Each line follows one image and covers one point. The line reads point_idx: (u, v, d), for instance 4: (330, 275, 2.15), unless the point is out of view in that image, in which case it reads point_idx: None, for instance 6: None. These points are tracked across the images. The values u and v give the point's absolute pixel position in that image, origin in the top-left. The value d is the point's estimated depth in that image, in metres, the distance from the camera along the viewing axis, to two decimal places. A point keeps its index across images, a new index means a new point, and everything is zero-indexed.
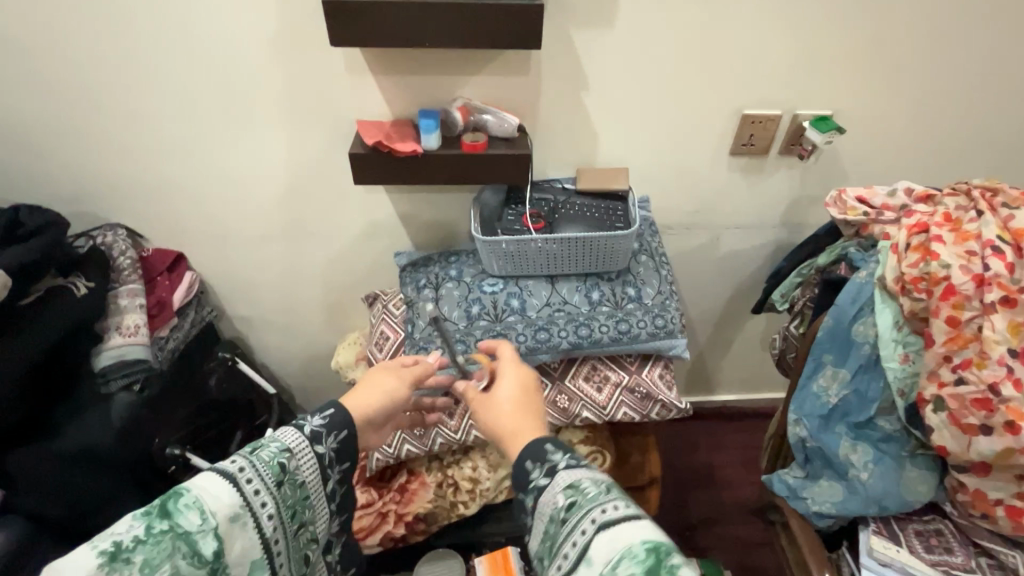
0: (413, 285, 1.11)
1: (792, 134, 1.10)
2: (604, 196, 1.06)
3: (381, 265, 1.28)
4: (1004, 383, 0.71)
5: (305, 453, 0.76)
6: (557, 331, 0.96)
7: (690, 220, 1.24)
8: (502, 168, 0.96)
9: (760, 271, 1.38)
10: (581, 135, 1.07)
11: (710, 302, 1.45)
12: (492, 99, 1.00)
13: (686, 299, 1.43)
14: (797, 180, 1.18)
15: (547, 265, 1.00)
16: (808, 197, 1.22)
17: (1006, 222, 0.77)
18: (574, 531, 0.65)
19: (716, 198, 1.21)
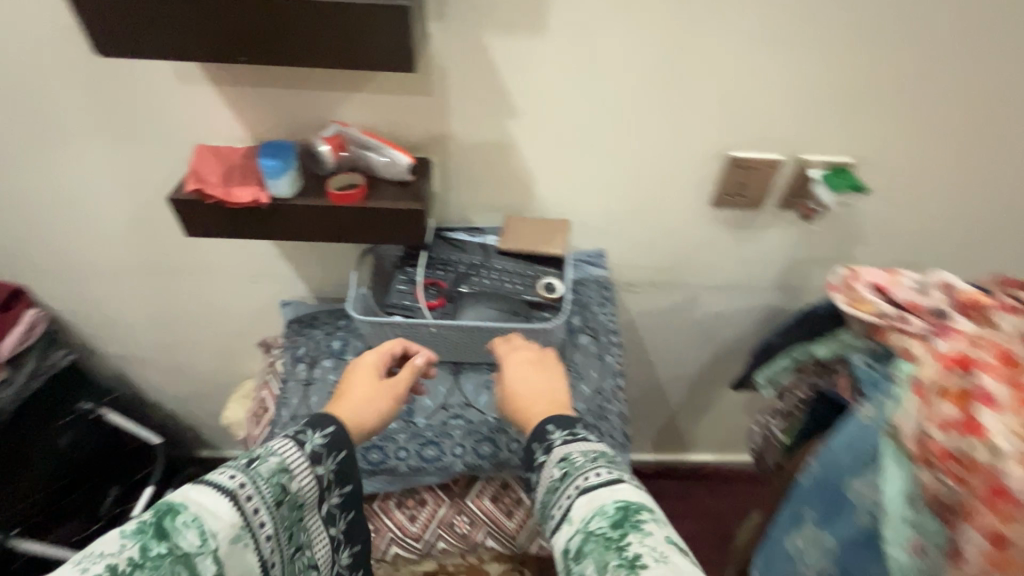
0: (287, 353, 0.86)
1: (793, 185, 0.82)
2: (534, 259, 0.80)
3: (273, 308, 1.03)
4: None
5: (307, 473, 0.55)
6: (449, 447, 0.73)
7: (658, 277, 0.97)
8: (384, 226, 0.70)
9: (747, 337, 1.11)
10: (509, 172, 0.80)
11: (685, 365, 1.19)
12: (382, 123, 0.73)
13: (655, 364, 1.18)
14: (798, 239, 0.91)
15: (448, 352, 0.76)
16: (812, 259, 0.94)
17: None
18: (560, 496, 0.54)
19: (693, 257, 0.94)
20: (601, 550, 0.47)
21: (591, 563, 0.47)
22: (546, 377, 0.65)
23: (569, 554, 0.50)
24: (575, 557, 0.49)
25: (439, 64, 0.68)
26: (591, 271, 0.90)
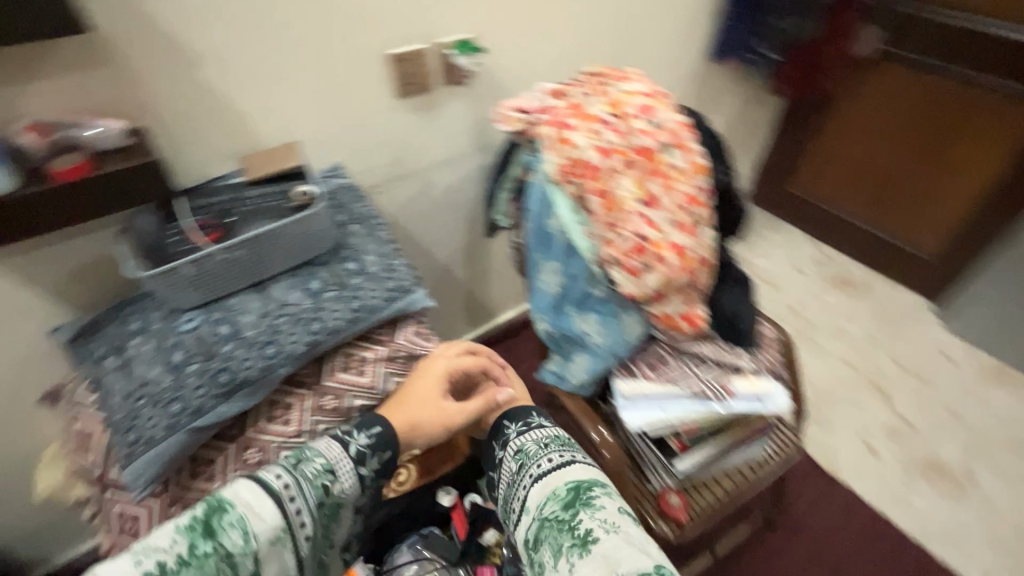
0: (86, 359, 0.88)
1: (443, 66, 1.13)
2: (281, 179, 0.95)
3: (40, 349, 0.98)
4: (644, 229, 0.90)
5: (347, 472, 0.80)
6: (284, 338, 0.86)
7: (393, 172, 1.22)
8: (124, 187, 0.77)
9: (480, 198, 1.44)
10: (224, 118, 0.93)
11: (452, 241, 1.48)
12: (75, 105, 0.79)
13: (433, 250, 1.45)
14: (469, 106, 1.24)
15: (245, 274, 0.88)
16: (486, 118, 1.29)
17: (605, 98, 0.97)
18: (521, 486, 0.84)
19: (408, 146, 1.20)
20: (555, 525, 0.76)
21: (549, 548, 0.75)
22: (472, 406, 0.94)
23: (532, 540, 0.78)
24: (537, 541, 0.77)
25: (108, 35, 0.77)
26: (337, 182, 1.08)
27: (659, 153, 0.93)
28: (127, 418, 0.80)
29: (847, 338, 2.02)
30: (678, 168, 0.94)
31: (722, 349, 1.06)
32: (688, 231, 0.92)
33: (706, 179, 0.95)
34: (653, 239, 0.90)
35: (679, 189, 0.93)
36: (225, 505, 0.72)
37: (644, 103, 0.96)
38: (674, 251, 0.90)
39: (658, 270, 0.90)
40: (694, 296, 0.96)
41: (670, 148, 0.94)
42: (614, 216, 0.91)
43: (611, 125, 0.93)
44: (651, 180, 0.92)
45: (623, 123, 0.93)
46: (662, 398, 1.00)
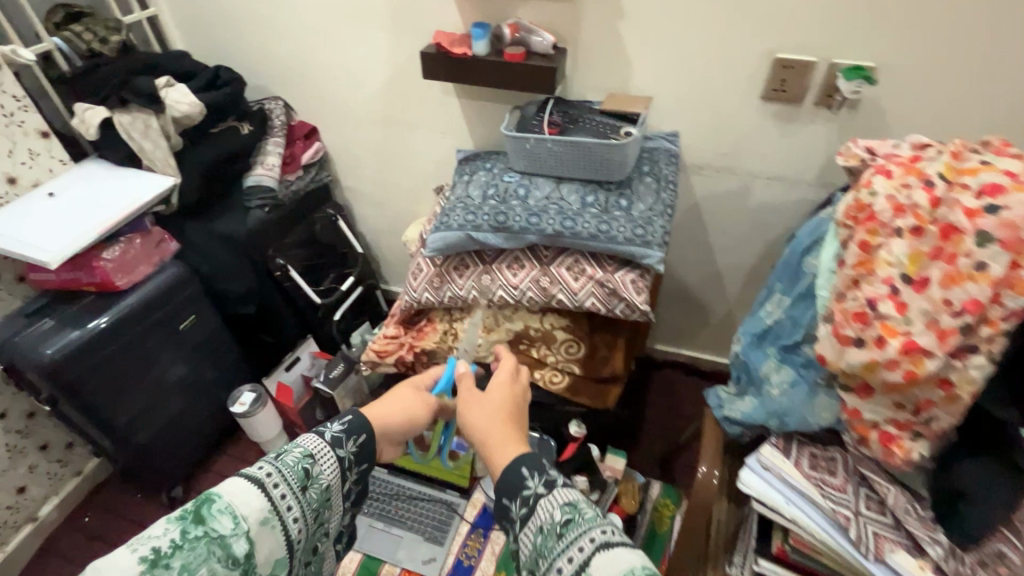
0: (458, 174, 1.30)
1: (825, 84, 1.06)
2: (619, 116, 1.14)
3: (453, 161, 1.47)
4: (882, 300, 0.70)
5: (326, 456, 0.74)
6: (545, 218, 1.11)
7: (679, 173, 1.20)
8: (531, 78, 1.11)
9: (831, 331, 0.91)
10: (616, 61, 1.16)
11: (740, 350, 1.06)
12: (542, 24, 1.14)
13: (715, 249, 1.43)
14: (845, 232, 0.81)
15: (554, 165, 1.14)
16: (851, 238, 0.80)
17: (949, 258, 0.67)
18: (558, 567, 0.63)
19: (749, 144, 1.20)
20: None
21: None
22: (495, 413, 0.84)
23: None
24: None
25: None
26: (765, 481, 0.85)
27: (975, 237, 0.66)
28: (446, 209, 1.20)
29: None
30: (984, 267, 0.65)
31: (918, 513, 0.76)
32: (942, 342, 0.66)
33: (1020, 304, 0.64)
34: (885, 320, 0.70)
35: (973, 289, 0.65)
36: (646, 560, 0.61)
37: (995, 180, 0.67)
38: (901, 346, 0.68)
39: (869, 352, 0.71)
40: (909, 422, 0.73)
41: (993, 245, 0.65)
42: (864, 277, 0.74)
43: (929, 185, 0.72)
44: (939, 257, 0.68)
45: (945, 188, 0.70)
46: (796, 494, 0.83)
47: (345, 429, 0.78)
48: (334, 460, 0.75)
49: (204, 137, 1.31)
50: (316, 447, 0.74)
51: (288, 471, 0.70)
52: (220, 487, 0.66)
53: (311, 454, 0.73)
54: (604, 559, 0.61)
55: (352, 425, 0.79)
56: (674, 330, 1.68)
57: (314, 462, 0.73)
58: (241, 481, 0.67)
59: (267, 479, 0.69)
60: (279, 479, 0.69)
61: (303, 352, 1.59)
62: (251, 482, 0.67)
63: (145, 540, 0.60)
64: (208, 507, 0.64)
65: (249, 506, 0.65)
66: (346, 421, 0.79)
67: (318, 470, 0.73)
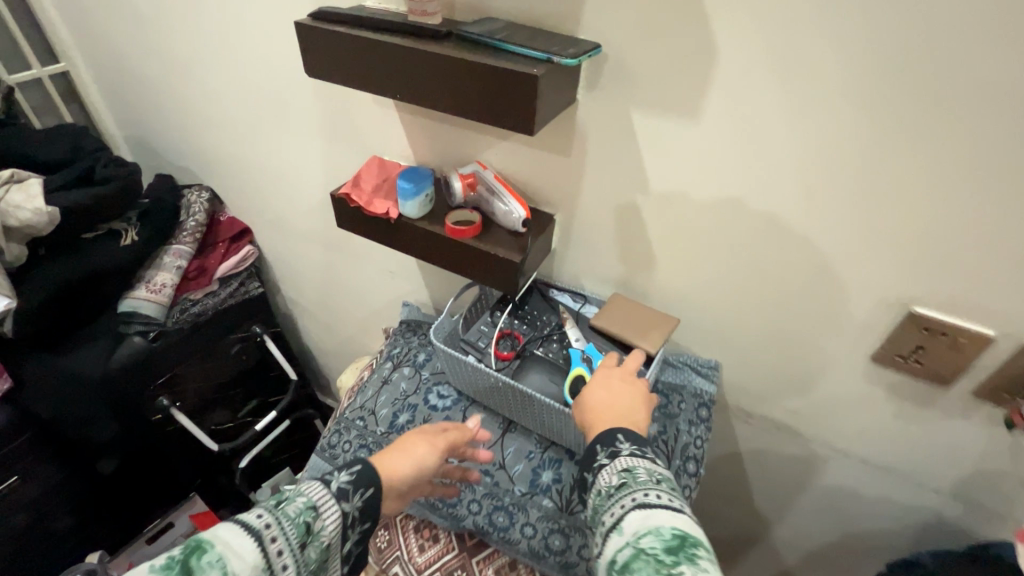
0: (384, 350, 0.89)
1: (1001, 376, 0.57)
2: (620, 346, 0.70)
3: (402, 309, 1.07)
4: None
5: (332, 511, 0.49)
6: (468, 498, 0.67)
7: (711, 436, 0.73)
8: (485, 269, 0.69)
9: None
10: (630, 249, 0.72)
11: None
12: (521, 178, 0.73)
13: (761, 513, 0.93)
14: None
15: (502, 404, 0.71)
16: None
17: None
18: (604, 521, 0.47)
19: (836, 411, 0.72)
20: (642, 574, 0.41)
21: None
22: (635, 395, 0.58)
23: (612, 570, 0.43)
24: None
25: (582, 128, 0.65)
26: None
27: None
28: (339, 423, 0.79)
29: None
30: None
31: None
32: None
33: None
34: None
35: None
36: (688, 531, 0.43)
37: None
38: None
39: None
40: None
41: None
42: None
43: None
44: None
45: None
46: None
47: (354, 480, 0.52)
48: (338, 516, 0.50)
49: (70, 247, 0.97)
50: (319, 495, 0.49)
51: (288, 527, 0.46)
52: (215, 533, 0.43)
53: (316, 505, 0.49)
54: (645, 513, 0.45)
55: (362, 479, 0.53)
56: None
57: (320, 516, 0.48)
58: (235, 530, 0.44)
59: (265, 533, 0.45)
60: (279, 534, 0.45)
61: (179, 517, 1.20)
62: (244, 534, 0.44)
63: None
64: (197, 559, 0.41)
65: (243, 563, 0.42)
66: (354, 467, 0.53)
67: (321, 529, 0.48)
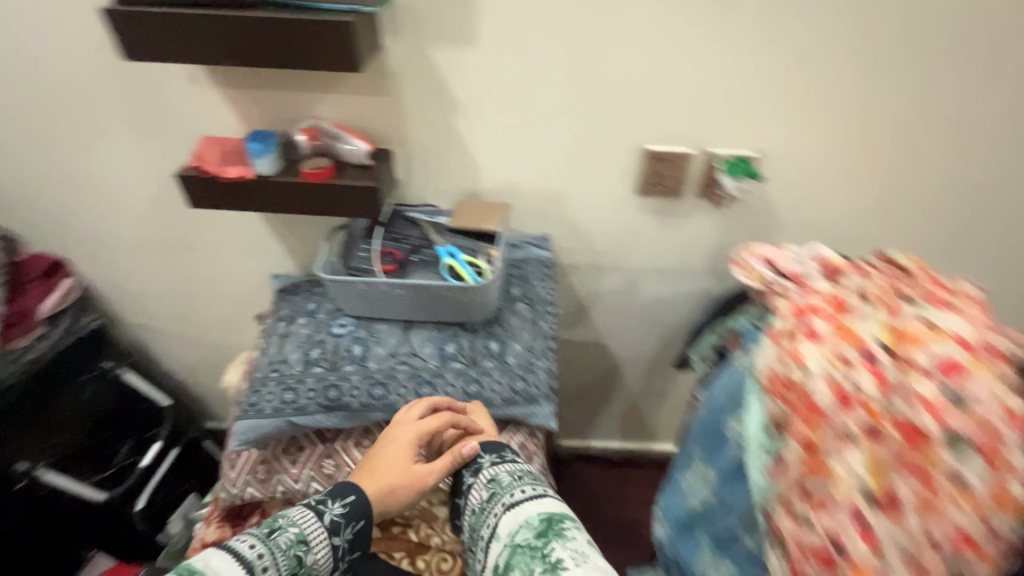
0: (272, 314, 0.95)
1: (705, 177, 0.90)
2: (473, 235, 0.89)
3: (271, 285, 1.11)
4: (849, 537, 0.51)
5: (323, 543, 0.63)
6: (394, 387, 0.81)
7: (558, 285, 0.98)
8: (347, 200, 0.81)
9: None
10: (458, 161, 0.91)
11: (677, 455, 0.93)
12: (353, 122, 0.85)
13: (611, 346, 1.23)
14: None
15: (397, 309, 0.85)
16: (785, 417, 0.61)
17: (926, 476, 0.50)
18: (490, 514, 0.66)
19: (630, 240, 1.01)
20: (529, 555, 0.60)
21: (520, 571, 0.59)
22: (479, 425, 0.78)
23: (500, 568, 0.61)
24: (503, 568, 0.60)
25: (393, 67, 0.80)
26: None
27: (943, 443, 0.50)
28: (254, 382, 0.85)
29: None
30: (963, 487, 0.49)
31: None
32: None
33: (1012, 530, 0.49)
34: (857, 566, 0.50)
35: (957, 518, 0.49)
36: (553, 511, 0.64)
37: (950, 355, 0.53)
38: None
39: None
40: None
41: (968, 452, 0.50)
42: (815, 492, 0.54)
43: (874, 364, 0.54)
44: (905, 471, 0.50)
45: (893, 366, 0.53)
46: None
47: (345, 513, 0.66)
48: (328, 548, 0.64)
49: None
50: (311, 530, 0.63)
51: (280, 560, 0.60)
52: (205, 565, 0.57)
53: (306, 539, 0.62)
54: (518, 510, 0.64)
55: (353, 511, 0.66)
56: (576, 426, 1.47)
57: (308, 548, 0.62)
58: (227, 559, 0.58)
59: (257, 560, 0.59)
60: (268, 560, 0.59)
61: None
62: (235, 561, 0.58)
63: None
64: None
65: None
66: (345, 498, 0.67)
67: (311, 561, 0.62)
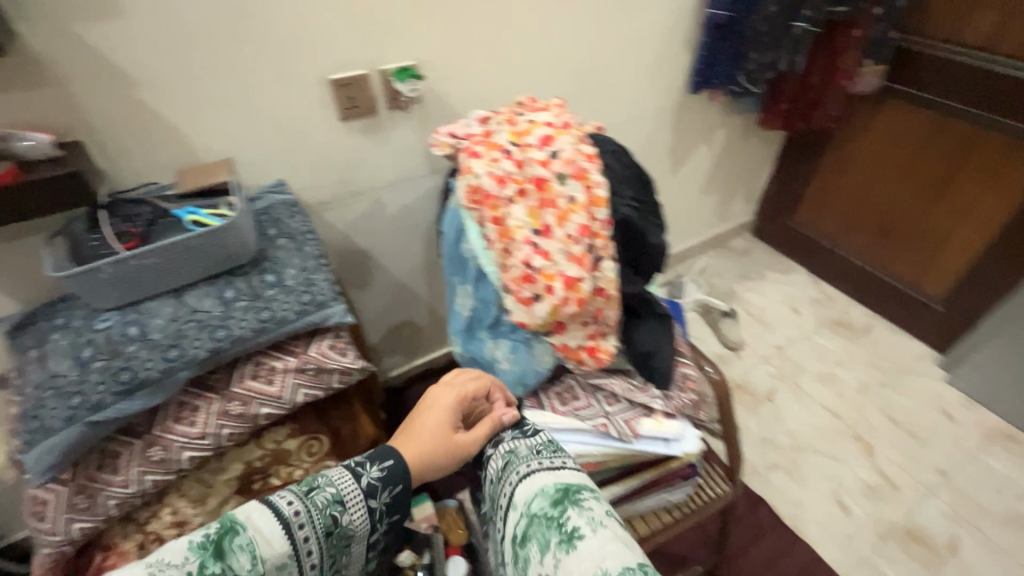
0: (15, 350, 0.88)
1: (386, 91, 1.12)
2: (207, 194, 0.96)
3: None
4: (532, 258, 0.81)
5: (359, 504, 0.70)
6: (190, 342, 0.87)
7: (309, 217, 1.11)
8: (49, 193, 0.80)
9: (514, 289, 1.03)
10: (160, 134, 0.95)
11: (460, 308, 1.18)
12: (22, 122, 0.83)
13: (387, 264, 1.41)
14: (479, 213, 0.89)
15: (159, 280, 0.89)
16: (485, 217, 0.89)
17: (555, 203, 0.81)
18: (506, 483, 0.74)
19: (356, 164, 1.19)
20: (542, 524, 0.66)
21: (538, 541, 0.66)
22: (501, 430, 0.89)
23: (519, 537, 0.68)
24: (524, 535, 0.68)
25: (41, 54, 0.81)
26: None
27: (556, 181, 0.82)
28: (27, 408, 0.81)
29: (986, 512, 1.46)
30: (574, 200, 0.81)
31: (635, 385, 0.97)
32: (583, 265, 0.81)
33: (606, 213, 0.83)
34: (542, 271, 0.81)
35: (577, 218, 0.81)
36: (568, 484, 0.70)
37: (544, 132, 0.85)
38: (563, 285, 0.81)
39: (548, 301, 0.81)
40: (597, 330, 0.90)
41: (571, 181, 0.82)
42: (508, 244, 0.83)
43: (510, 154, 0.83)
44: (544, 206, 0.81)
45: (519, 151, 0.83)
46: (567, 434, 0.93)
47: (382, 477, 0.73)
48: (364, 510, 0.71)
49: None
50: (346, 491, 0.71)
51: (317, 515, 0.68)
52: (246, 518, 0.65)
53: (341, 499, 0.70)
54: (538, 480, 0.71)
55: (389, 477, 0.73)
56: (397, 353, 1.64)
57: (343, 509, 0.70)
58: (263, 518, 0.66)
59: (293, 517, 0.67)
60: (304, 520, 0.67)
61: None
62: (275, 518, 0.66)
63: (166, 566, 0.60)
64: (230, 540, 0.63)
65: (271, 551, 0.64)
66: (384, 462, 0.73)
67: (348, 519, 0.70)
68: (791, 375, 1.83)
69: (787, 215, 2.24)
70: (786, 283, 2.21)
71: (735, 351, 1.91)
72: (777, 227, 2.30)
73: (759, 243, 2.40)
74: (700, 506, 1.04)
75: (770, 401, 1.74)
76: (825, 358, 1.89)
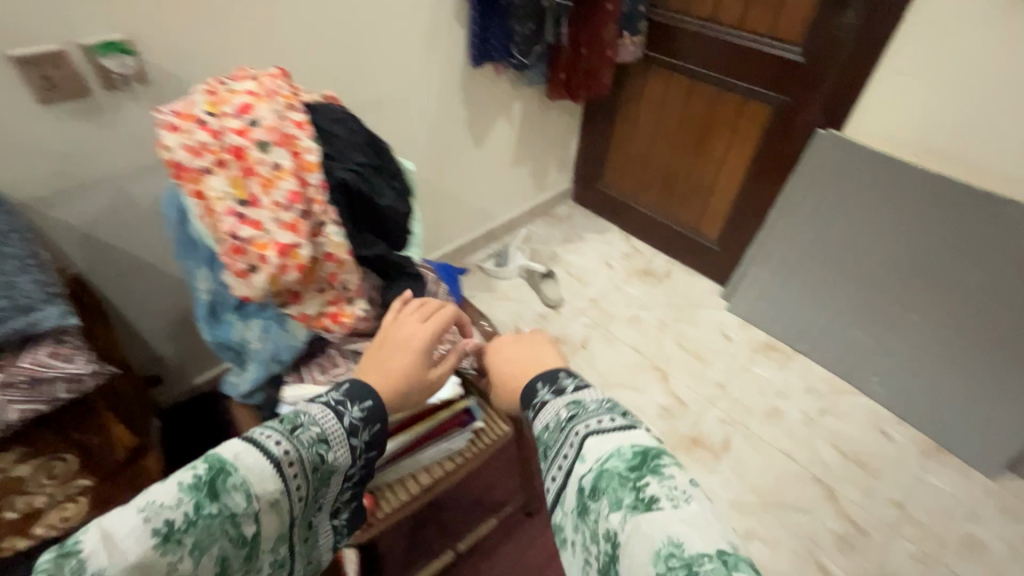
0: None
1: (96, 69, 1.02)
2: None
3: None
4: (239, 229, 0.79)
5: (341, 442, 0.72)
6: None
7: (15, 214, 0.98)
8: None
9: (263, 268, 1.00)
10: None
11: None
12: None
13: (157, 261, 1.31)
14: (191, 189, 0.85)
15: None
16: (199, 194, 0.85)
17: (259, 171, 0.80)
18: (565, 442, 0.67)
19: (78, 151, 1.08)
20: (615, 481, 0.59)
21: (607, 497, 0.58)
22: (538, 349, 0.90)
23: (586, 490, 0.61)
24: (592, 487, 0.60)
25: None
26: None
27: (258, 149, 0.80)
28: None
29: (752, 411, 1.74)
30: (279, 167, 0.81)
31: None
32: (298, 232, 0.81)
33: (317, 178, 0.84)
34: (253, 242, 0.80)
35: (285, 185, 0.81)
36: (647, 445, 0.62)
37: (243, 101, 0.83)
38: (277, 253, 0.80)
39: (265, 271, 0.80)
40: (336, 295, 0.91)
41: (275, 148, 0.81)
42: (215, 219, 0.80)
43: (204, 124, 0.80)
44: (247, 176, 0.80)
45: (214, 121, 0.80)
46: None
47: (364, 416, 0.75)
48: (345, 447, 0.72)
49: None
50: (329, 428, 0.70)
51: (304, 454, 0.66)
52: (233, 457, 0.59)
53: (325, 437, 0.69)
54: (598, 449, 0.63)
55: (369, 413, 0.76)
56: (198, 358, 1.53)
57: (326, 446, 0.69)
58: (254, 460, 0.60)
59: (280, 457, 0.63)
60: (294, 454, 0.65)
61: None
62: (264, 458, 0.61)
63: (158, 511, 0.51)
64: (222, 481, 0.56)
65: (263, 488, 0.59)
66: (362, 402, 0.75)
67: (331, 457, 0.70)
68: (603, 323, 2.01)
69: (596, 180, 2.45)
70: (602, 241, 2.42)
71: (555, 307, 2.06)
72: (591, 191, 2.51)
73: (579, 207, 2.59)
74: (480, 447, 1.13)
75: (585, 348, 1.91)
76: (632, 304, 2.11)
